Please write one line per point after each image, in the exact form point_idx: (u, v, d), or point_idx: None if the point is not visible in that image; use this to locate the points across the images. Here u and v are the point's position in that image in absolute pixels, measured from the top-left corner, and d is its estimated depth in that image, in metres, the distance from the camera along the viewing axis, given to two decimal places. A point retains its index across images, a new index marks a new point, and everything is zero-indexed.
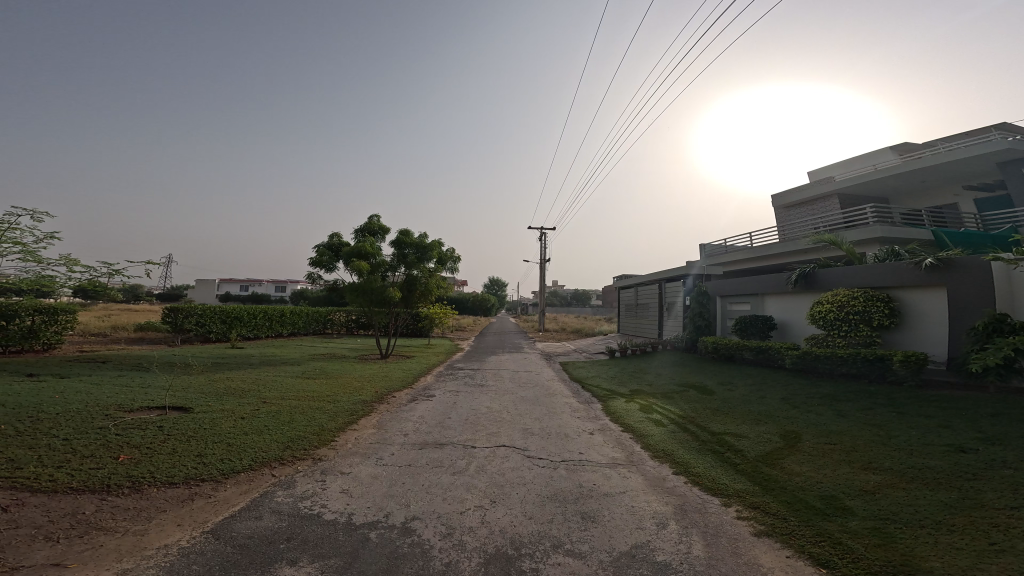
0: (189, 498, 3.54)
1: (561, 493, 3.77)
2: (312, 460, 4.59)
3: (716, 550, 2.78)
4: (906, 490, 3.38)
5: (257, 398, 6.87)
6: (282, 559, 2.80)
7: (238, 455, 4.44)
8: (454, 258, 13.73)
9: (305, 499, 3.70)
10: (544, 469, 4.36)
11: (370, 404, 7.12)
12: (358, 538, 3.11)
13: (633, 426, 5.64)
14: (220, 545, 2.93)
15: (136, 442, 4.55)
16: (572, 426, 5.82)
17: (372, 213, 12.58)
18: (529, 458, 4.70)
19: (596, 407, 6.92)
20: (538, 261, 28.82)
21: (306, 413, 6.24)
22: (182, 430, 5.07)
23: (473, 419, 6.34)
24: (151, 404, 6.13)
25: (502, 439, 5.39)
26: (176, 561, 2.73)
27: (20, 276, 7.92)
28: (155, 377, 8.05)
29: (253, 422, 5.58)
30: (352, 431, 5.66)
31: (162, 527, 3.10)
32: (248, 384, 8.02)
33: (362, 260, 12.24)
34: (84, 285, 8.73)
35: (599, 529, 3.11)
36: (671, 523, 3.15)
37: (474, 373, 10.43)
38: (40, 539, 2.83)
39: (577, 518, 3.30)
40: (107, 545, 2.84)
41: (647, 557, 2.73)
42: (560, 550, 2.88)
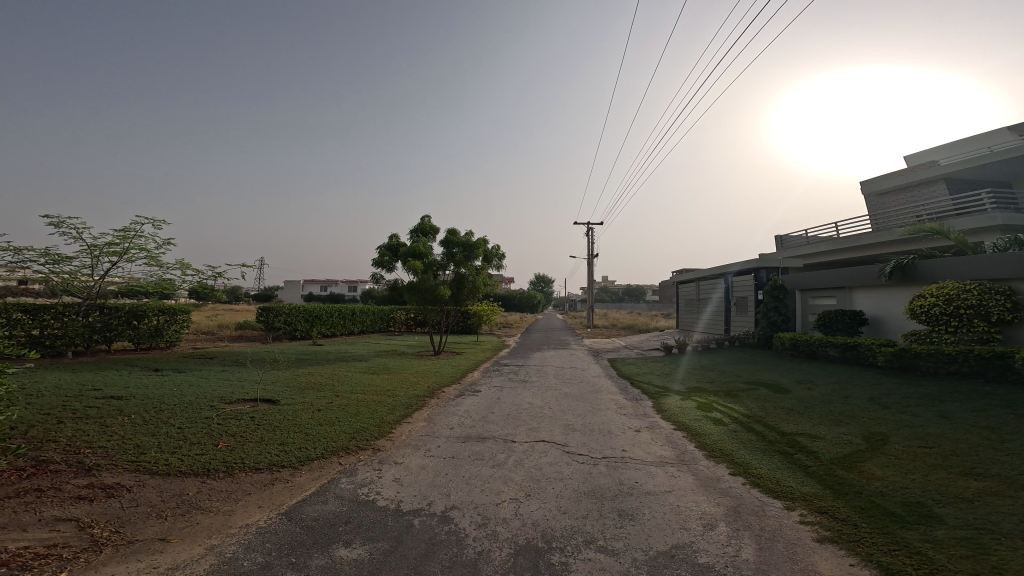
0: (271, 483, 3.80)
1: (599, 490, 3.73)
2: (371, 451, 4.78)
3: (768, 555, 2.66)
4: (1011, 499, 3.09)
5: (332, 392, 7.26)
6: (338, 540, 2.96)
7: (313, 444, 4.72)
8: (500, 256, 13.86)
9: (362, 485, 3.88)
10: (583, 465, 4.34)
11: (423, 399, 7.34)
12: (403, 524, 3.23)
13: (688, 425, 5.48)
14: (291, 526, 3.13)
15: (232, 431, 4.93)
16: (617, 423, 5.72)
17: (425, 214, 12.92)
18: (569, 454, 4.69)
19: (647, 404, 6.76)
20: (588, 258, 28.55)
21: (370, 406, 6.54)
22: (270, 420, 5.45)
23: (515, 414, 6.40)
24: (247, 397, 6.60)
25: (543, 434, 5.40)
26: (252, 539, 2.94)
27: (147, 279, 10.71)
28: (250, 372, 8.74)
29: (327, 414, 5.91)
30: (406, 424, 5.86)
31: (244, 508, 3.36)
32: (324, 379, 8.52)
33: (417, 260, 12.65)
34: (194, 287, 11.66)
35: (635, 528, 3.06)
36: (719, 525, 3.05)
37: (519, 369, 10.49)
38: (153, 516, 3.14)
39: (614, 515, 3.26)
40: (199, 523, 3.10)
41: (687, 558, 2.66)
42: (591, 547, 2.86)
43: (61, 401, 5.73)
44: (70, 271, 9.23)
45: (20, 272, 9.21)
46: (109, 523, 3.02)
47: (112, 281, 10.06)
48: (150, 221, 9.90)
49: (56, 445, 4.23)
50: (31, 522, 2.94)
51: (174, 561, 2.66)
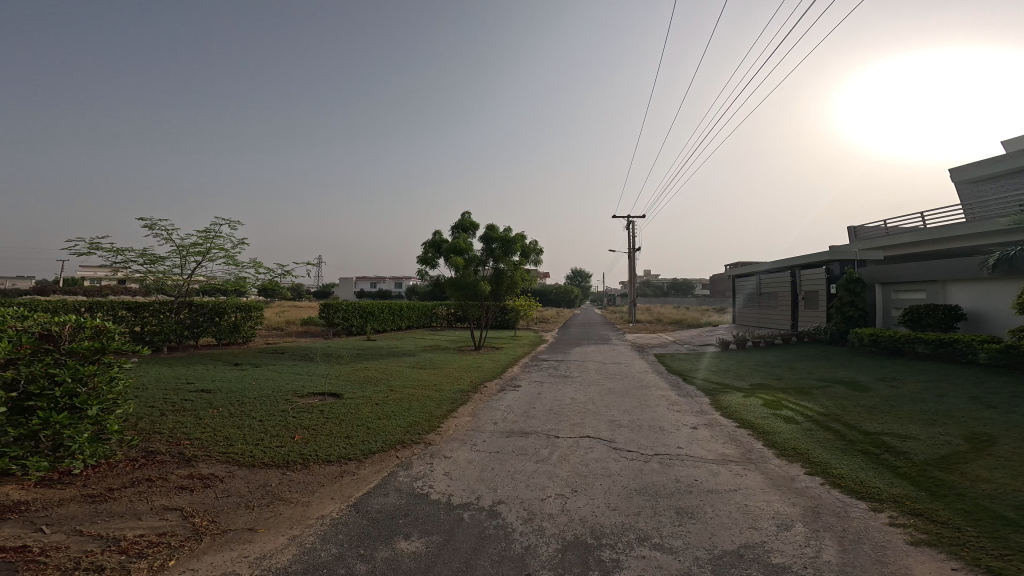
0: (341, 475, 4.04)
1: (652, 488, 3.69)
2: (423, 445, 4.92)
3: (854, 557, 2.58)
4: None
5: (387, 387, 7.61)
6: (398, 533, 3.07)
7: (374, 438, 4.96)
8: (538, 250, 13.86)
9: (417, 478, 4.01)
10: (633, 461, 4.30)
11: (467, 393, 7.48)
12: (453, 518, 3.31)
13: (754, 422, 5.33)
14: (358, 518, 3.28)
15: (306, 423, 5.35)
16: (670, 419, 5.65)
17: (465, 211, 13.12)
18: (615, 450, 4.66)
19: (703, 401, 6.64)
20: (629, 252, 28.19)
21: (419, 401, 6.73)
22: (337, 413, 5.87)
23: (557, 409, 6.42)
24: (315, 390, 7.19)
25: (587, 430, 5.39)
26: (327, 530, 3.11)
27: (225, 279, 11.50)
28: (317, 367, 9.32)
29: (383, 409, 6.22)
30: (453, 419, 5.99)
31: (318, 500, 3.57)
32: (379, 374, 8.91)
33: (458, 256, 12.86)
34: (266, 286, 12.44)
35: (696, 526, 3.02)
36: (796, 525, 2.97)
37: (559, 365, 10.50)
38: (242, 507, 3.41)
39: (672, 512, 3.23)
40: (281, 514, 3.33)
41: (758, 558, 2.60)
42: (646, 544, 2.84)
43: (162, 394, 6.37)
44: (162, 271, 10.39)
45: (120, 273, 10.38)
46: (207, 513, 3.30)
47: (196, 281, 11.12)
48: (225, 220, 10.99)
49: (161, 436, 4.69)
50: (145, 511, 3.27)
51: (262, 550, 2.87)
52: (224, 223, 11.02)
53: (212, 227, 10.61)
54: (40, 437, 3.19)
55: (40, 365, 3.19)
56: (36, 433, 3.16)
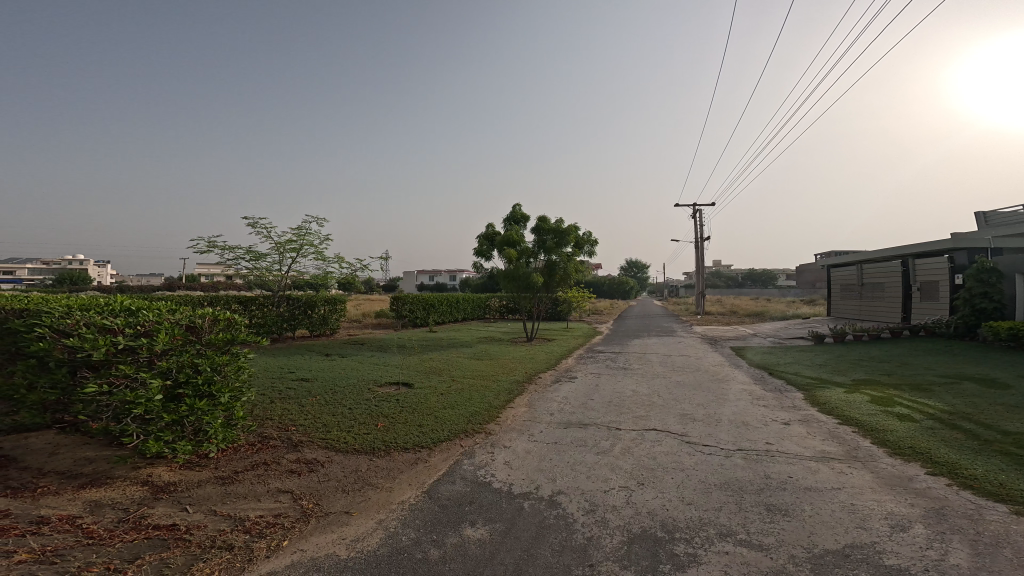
0: (416, 462, 4.31)
1: (737, 483, 3.60)
2: (483, 435, 5.09)
3: (990, 562, 2.40)
4: None
5: (449, 376, 7.99)
6: (465, 520, 3.22)
7: (440, 426, 5.22)
8: (591, 241, 13.75)
9: (480, 467, 4.18)
10: (711, 456, 4.20)
11: (523, 384, 7.62)
12: (515, 507, 3.40)
13: (861, 420, 5.00)
14: (430, 504, 3.49)
15: (387, 412, 5.75)
16: (758, 414, 5.45)
17: (515, 203, 13.24)
18: (687, 444, 4.57)
19: (797, 396, 6.33)
20: (698, 240, 27.30)
21: (477, 390, 6.97)
22: (411, 402, 6.23)
23: (616, 401, 6.38)
24: (390, 379, 7.70)
25: (652, 423, 5.31)
26: (406, 515, 3.33)
27: (312, 275, 13.28)
28: (389, 357, 10.02)
29: (449, 398, 6.51)
30: (510, 409, 6.14)
31: (399, 486, 3.83)
32: (440, 364, 9.32)
33: (511, 248, 13.07)
34: (345, 279, 14.12)
35: (790, 524, 2.92)
36: (915, 526, 2.80)
37: (617, 356, 10.41)
38: (340, 490, 3.74)
39: (762, 509, 3.15)
40: (369, 499, 3.61)
41: (869, 559, 2.48)
42: (730, 540, 2.79)
43: (272, 381, 7.30)
44: (266, 266, 11.98)
45: (231, 269, 12.24)
46: (312, 496, 3.66)
47: (291, 276, 12.92)
48: (317, 221, 12.13)
49: (273, 422, 5.35)
50: (263, 492, 3.68)
51: (357, 533, 3.11)
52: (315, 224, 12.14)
53: (304, 227, 11.65)
54: (185, 423, 3.98)
55: (188, 357, 4.03)
56: (184, 419, 3.97)
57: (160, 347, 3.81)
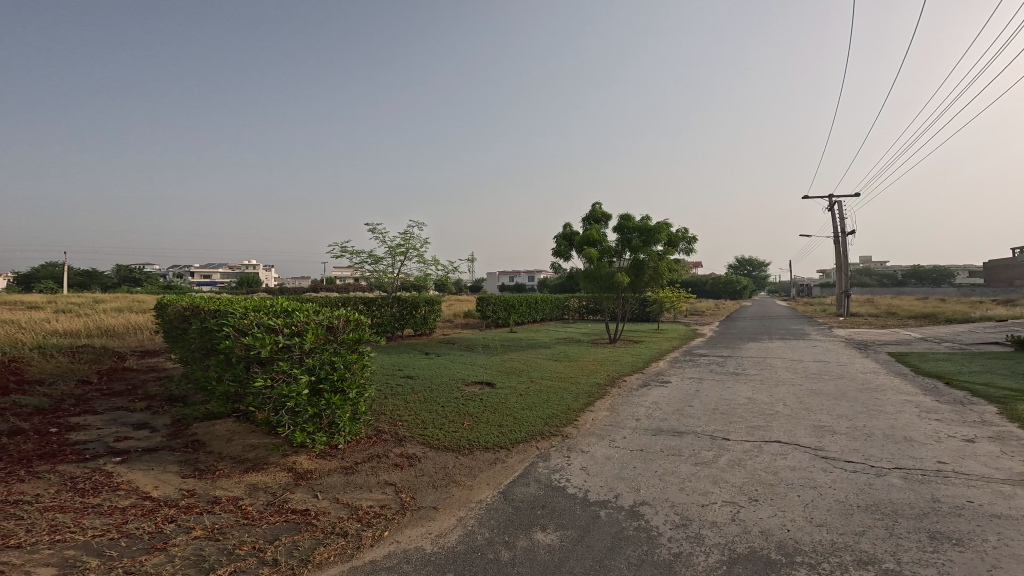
0: (494, 462, 4.60)
1: (891, 505, 3.24)
2: (560, 437, 5.28)
3: None
4: None
5: (527, 377, 8.23)
6: (536, 523, 3.37)
7: (519, 427, 5.52)
8: (687, 239, 13.10)
9: (554, 471, 4.35)
10: (854, 474, 3.82)
11: (606, 387, 7.63)
12: (590, 514, 3.45)
13: None
14: (505, 504, 3.72)
15: (472, 411, 6.16)
16: (926, 429, 4.79)
17: (595, 201, 13.12)
18: (822, 459, 4.20)
19: (986, 410, 5.42)
20: (841, 237, 24.77)
21: (556, 393, 7.17)
22: (491, 402, 6.61)
23: (725, 408, 6.06)
24: (475, 378, 8.15)
25: (776, 433, 4.96)
26: (482, 514, 3.57)
27: (414, 277, 14.14)
28: (473, 356, 10.57)
29: (528, 399, 6.76)
30: (590, 412, 6.24)
31: (478, 485, 4.12)
32: (519, 364, 9.63)
33: (591, 247, 12.91)
34: (441, 281, 14.95)
35: (962, 554, 2.59)
36: None
37: (723, 361, 9.80)
38: (431, 486, 4.11)
39: (925, 536, 2.81)
40: (453, 496, 3.93)
41: None
42: (872, 568, 2.55)
43: (383, 378, 8.09)
44: (383, 269, 13.29)
45: (357, 272, 13.78)
46: (410, 489, 4.05)
47: (400, 277, 13.97)
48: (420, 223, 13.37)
49: (385, 417, 5.93)
50: (374, 484, 4.15)
51: (440, 528, 3.39)
52: (416, 226, 13.41)
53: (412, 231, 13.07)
54: (323, 416, 4.57)
55: (328, 355, 4.61)
56: (323, 413, 4.56)
57: (308, 346, 4.46)
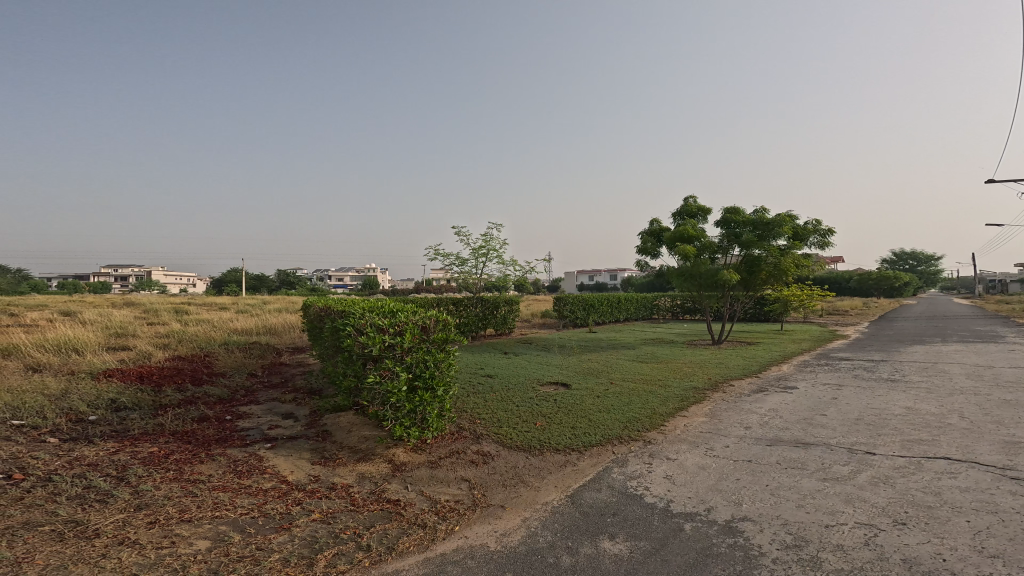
0: (565, 464, 4.79)
1: None
2: (642, 443, 5.30)
3: None
4: None
5: (606, 379, 8.25)
6: (605, 531, 3.47)
7: (594, 430, 5.62)
8: (818, 232, 11.94)
9: (630, 478, 4.38)
10: None
11: (703, 391, 7.38)
12: (671, 527, 3.47)
13: None
14: (572, 509, 3.86)
15: (545, 411, 6.38)
16: None
17: (689, 197, 12.65)
18: (1010, 480, 3.68)
19: None
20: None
21: (640, 395, 7.14)
22: (566, 403, 6.77)
23: (872, 419, 5.50)
24: (549, 378, 8.38)
25: (945, 449, 4.40)
26: (546, 517, 3.76)
27: (495, 278, 15.20)
28: (551, 356, 10.78)
29: (604, 401, 6.84)
30: (682, 418, 6.12)
31: (546, 487, 4.34)
32: (599, 365, 9.64)
33: (688, 244, 12.33)
34: (520, 280, 15.59)
35: None
36: None
37: (863, 366, 8.80)
38: (501, 485, 4.41)
39: None
40: (520, 496, 4.18)
41: None
42: None
43: (467, 376, 8.61)
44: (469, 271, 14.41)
45: (448, 276, 15.14)
46: (483, 486, 4.39)
47: (485, 278, 15.05)
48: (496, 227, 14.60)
49: (466, 414, 6.37)
50: (452, 479, 4.54)
51: (506, 527, 3.65)
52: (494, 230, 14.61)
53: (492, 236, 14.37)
54: (417, 411, 5.11)
55: (421, 353, 5.12)
56: (417, 409, 5.10)
57: (407, 345, 5.00)
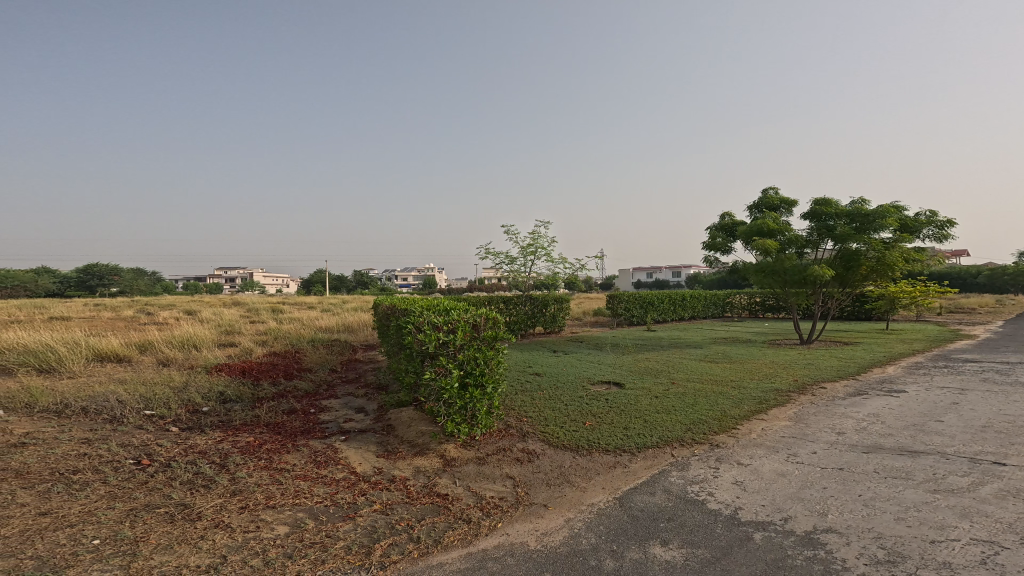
0: (615, 465, 4.40)
1: None
2: (709, 446, 4.81)
3: None
4: None
5: (667, 379, 7.74)
6: (657, 536, 3.14)
7: (651, 431, 5.17)
8: (932, 223, 10.90)
9: (690, 483, 3.96)
10: None
11: (787, 394, 6.74)
12: (738, 535, 3.10)
13: None
14: (621, 512, 3.52)
15: (596, 411, 5.96)
16: None
17: (770, 188, 11.82)
18: None
19: None
20: None
21: (709, 397, 6.59)
22: (619, 403, 6.33)
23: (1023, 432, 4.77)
24: (600, 378, 7.93)
25: None
26: (591, 519, 3.45)
27: (542, 275, 14.58)
28: (603, 355, 10.26)
29: (664, 402, 6.33)
30: (758, 421, 5.55)
31: (593, 488, 4.00)
32: (659, 365, 9.10)
33: (770, 238, 11.43)
34: (570, 279, 14.88)
35: None
36: None
37: (991, 372, 7.78)
38: (545, 484, 4.11)
39: None
40: (565, 495, 3.88)
41: None
42: None
43: (514, 374, 8.28)
44: (516, 269, 14.05)
45: (498, 274, 14.92)
46: (526, 484, 4.12)
47: (533, 275, 14.52)
48: (543, 223, 14.17)
49: (512, 411, 6.08)
50: (496, 475, 4.30)
51: (547, 527, 3.38)
52: (542, 226, 14.17)
53: (539, 231, 14.02)
54: (467, 408, 4.90)
55: (473, 350, 4.93)
56: (467, 405, 4.89)
57: (459, 342, 4.83)
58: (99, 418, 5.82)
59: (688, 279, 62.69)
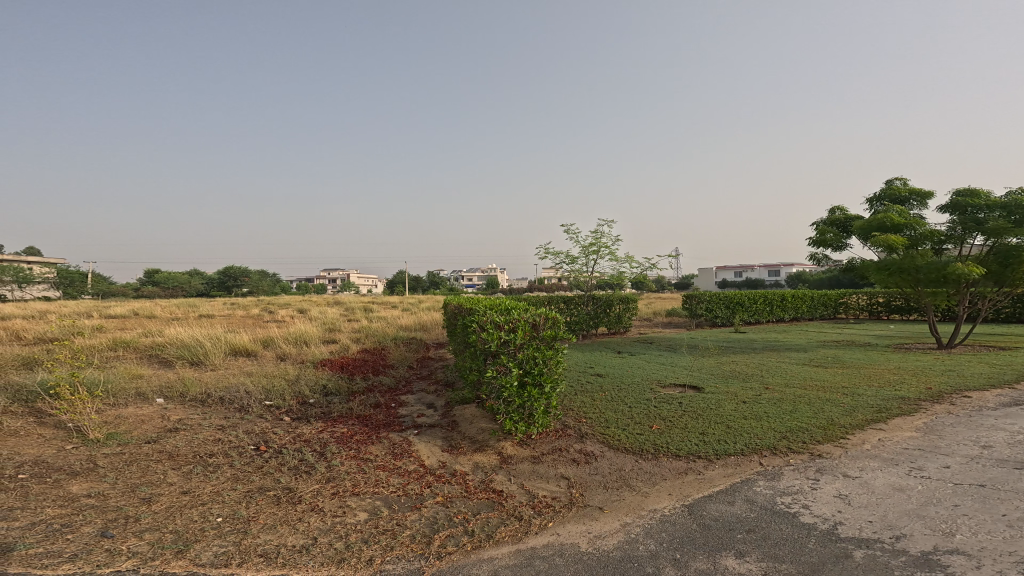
0: (684, 472, 4.41)
1: None
2: (808, 456, 4.67)
3: None
4: None
5: (760, 384, 7.50)
6: (731, 548, 3.15)
7: (733, 439, 5.08)
8: None
9: (775, 493, 3.91)
10: None
11: (913, 403, 6.30)
12: (831, 552, 3.05)
13: None
14: (688, 520, 3.55)
15: (665, 414, 5.96)
16: None
17: (899, 179, 11.02)
18: None
19: None
20: None
21: (809, 403, 6.32)
22: (693, 407, 6.28)
23: None
24: (676, 381, 7.82)
25: None
26: (653, 525, 3.52)
27: (607, 275, 14.46)
28: (680, 357, 10.07)
29: (752, 408, 6.17)
30: (873, 431, 5.26)
31: (657, 493, 4.06)
32: (750, 368, 8.80)
33: (898, 233, 10.44)
34: (639, 278, 14.73)
35: None
36: None
37: None
38: (603, 486, 4.24)
39: None
40: (624, 500, 3.98)
41: None
42: None
43: (577, 374, 8.45)
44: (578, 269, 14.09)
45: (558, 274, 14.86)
46: (581, 485, 4.28)
47: (595, 275, 14.51)
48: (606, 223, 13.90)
49: (573, 412, 6.24)
50: (552, 475, 4.50)
51: (601, 530, 3.51)
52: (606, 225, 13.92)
53: (601, 232, 13.93)
54: (526, 407, 5.17)
55: (532, 350, 5.20)
56: (526, 403, 5.16)
57: (519, 341, 5.13)
58: (233, 407, 6.75)
59: (789, 279, 58.01)
